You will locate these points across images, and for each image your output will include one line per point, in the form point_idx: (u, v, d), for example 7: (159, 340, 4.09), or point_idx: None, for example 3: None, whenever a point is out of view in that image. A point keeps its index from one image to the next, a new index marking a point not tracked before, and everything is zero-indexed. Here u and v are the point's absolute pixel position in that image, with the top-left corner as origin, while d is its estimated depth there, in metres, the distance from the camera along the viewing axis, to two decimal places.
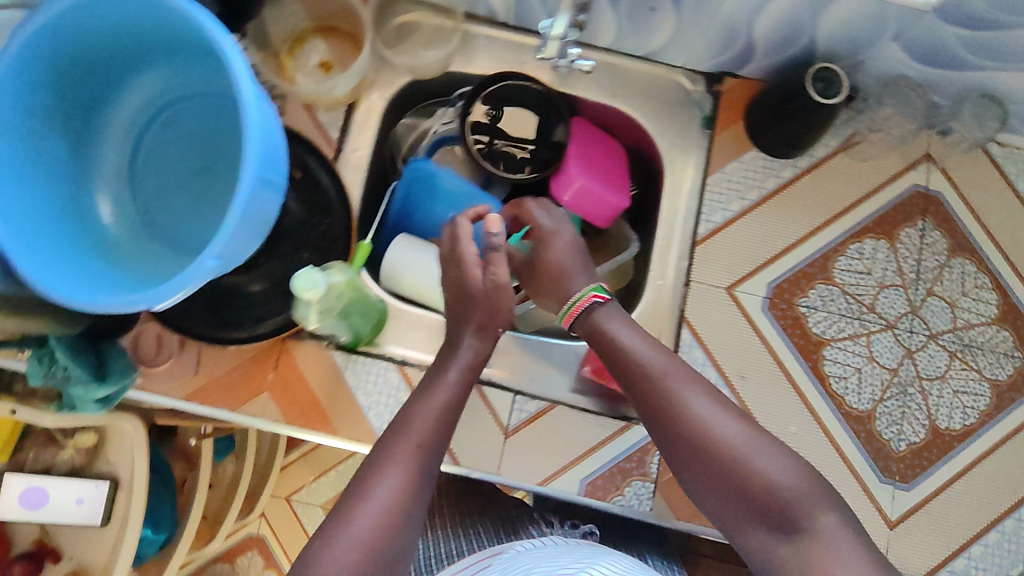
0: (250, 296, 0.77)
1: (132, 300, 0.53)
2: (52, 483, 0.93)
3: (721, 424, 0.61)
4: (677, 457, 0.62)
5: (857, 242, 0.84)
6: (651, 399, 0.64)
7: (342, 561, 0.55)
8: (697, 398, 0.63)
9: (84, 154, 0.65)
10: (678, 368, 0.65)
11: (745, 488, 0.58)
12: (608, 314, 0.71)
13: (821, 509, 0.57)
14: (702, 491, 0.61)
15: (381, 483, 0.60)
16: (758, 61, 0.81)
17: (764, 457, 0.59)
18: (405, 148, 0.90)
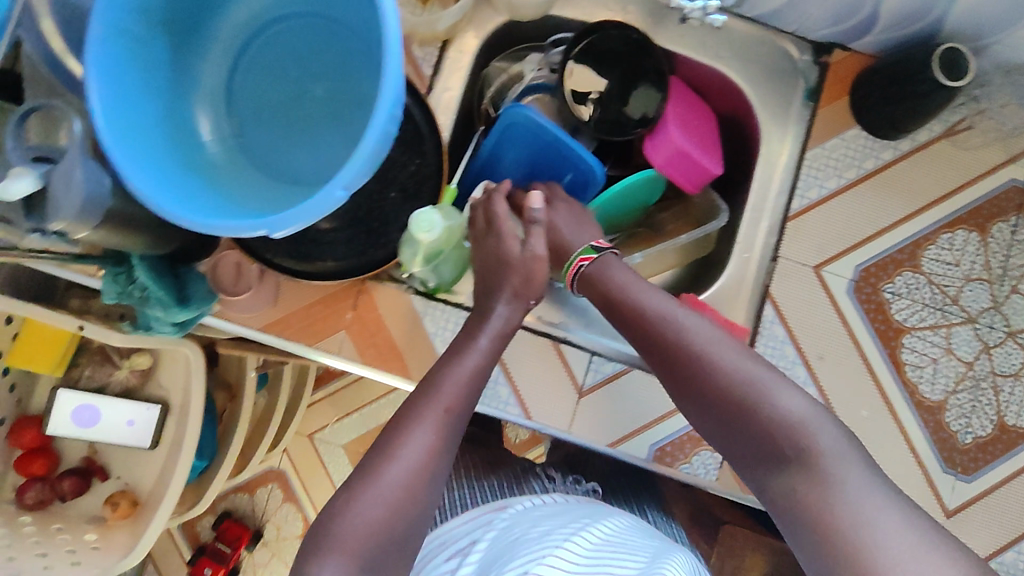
0: (323, 236, 0.74)
1: (251, 225, 0.52)
2: (103, 403, 0.92)
3: (717, 354, 0.61)
4: (679, 391, 0.63)
5: (949, 233, 0.82)
6: (652, 336, 0.65)
7: (372, 514, 0.55)
8: (694, 331, 0.63)
9: (184, 68, 0.63)
10: (674, 305, 0.66)
11: (742, 417, 0.58)
12: (612, 261, 0.71)
13: (820, 432, 0.55)
14: (705, 424, 0.62)
15: (410, 438, 0.59)
16: (876, 34, 0.78)
17: (758, 384, 0.58)
18: (493, 89, 0.86)
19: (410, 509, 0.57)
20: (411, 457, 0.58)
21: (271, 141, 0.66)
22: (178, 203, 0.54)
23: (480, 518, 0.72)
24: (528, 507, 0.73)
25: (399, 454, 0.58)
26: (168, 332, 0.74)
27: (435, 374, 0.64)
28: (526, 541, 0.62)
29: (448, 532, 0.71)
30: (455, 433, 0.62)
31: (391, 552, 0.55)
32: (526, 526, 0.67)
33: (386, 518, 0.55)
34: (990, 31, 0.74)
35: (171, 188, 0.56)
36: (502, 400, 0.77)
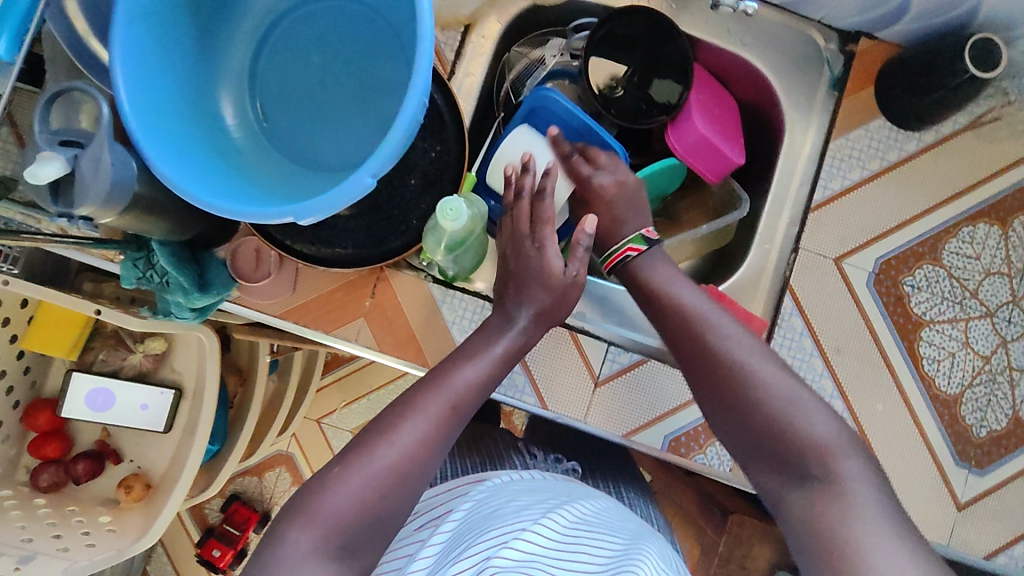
0: (340, 221, 0.73)
1: (278, 211, 0.51)
2: (117, 386, 0.92)
3: (753, 365, 0.60)
4: (705, 395, 0.62)
5: (970, 226, 0.81)
6: (684, 336, 0.64)
7: (354, 495, 0.54)
8: (731, 338, 0.62)
9: (211, 52, 0.62)
10: (714, 309, 0.64)
11: (768, 430, 0.58)
12: (654, 255, 0.70)
13: (846, 457, 0.55)
14: (725, 431, 0.61)
15: (403, 427, 0.57)
16: (906, 23, 0.77)
17: (791, 403, 0.58)
18: (515, 74, 0.83)
19: (400, 497, 0.56)
20: (405, 444, 0.56)
21: (295, 126, 0.65)
22: (201, 188, 0.53)
23: (456, 489, 0.71)
24: (507, 481, 0.72)
25: (390, 440, 0.56)
26: (188, 318, 0.73)
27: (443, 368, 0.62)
28: (498, 515, 0.61)
29: (424, 506, 0.71)
30: (456, 429, 0.60)
31: (366, 535, 0.54)
32: (502, 498, 0.66)
33: (372, 502, 0.54)
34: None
35: (194, 173, 0.55)
36: (519, 388, 0.76)
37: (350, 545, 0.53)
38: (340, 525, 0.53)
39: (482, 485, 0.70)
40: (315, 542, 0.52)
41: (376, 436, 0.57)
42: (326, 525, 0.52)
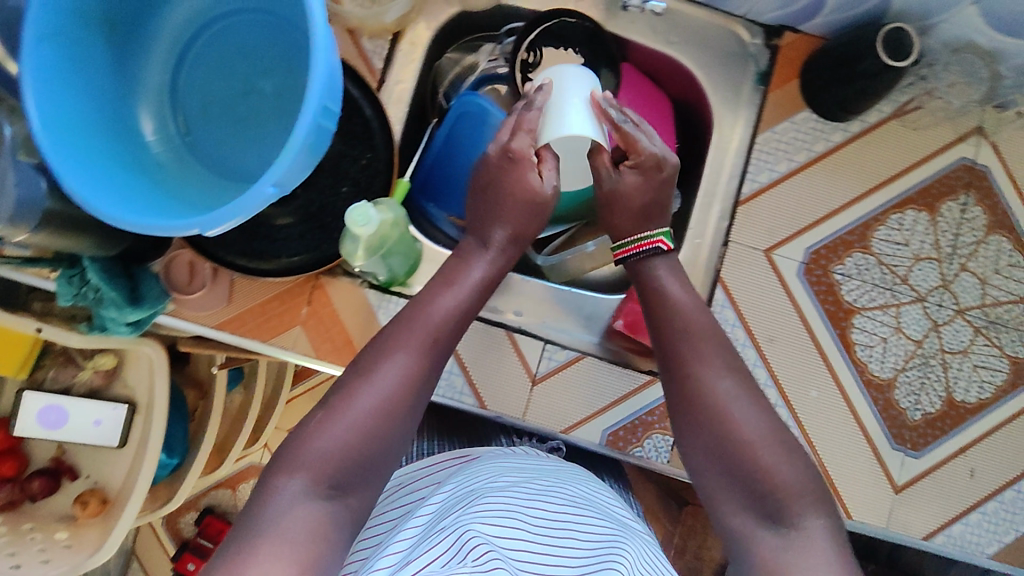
0: (276, 231, 0.74)
1: (186, 224, 0.52)
2: (69, 402, 0.93)
3: (735, 410, 0.62)
4: (687, 423, 0.64)
5: (898, 213, 0.83)
6: (675, 374, 0.66)
7: (342, 434, 0.57)
8: (725, 376, 0.64)
9: (126, 69, 0.62)
10: (715, 345, 0.66)
11: (745, 469, 0.59)
12: (664, 271, 0.72)
13: (811, 510, 0.57)
14: (699, 458, 0.62)
15: (389, 363, 0.62)
16: (825, 15, 0.78)
17: (771, 449, 0.60)
18: (447, 83, 0.85)
19: (383, 432, 0.59)
20: (387, 381, 0.60)
21: (218, 139, 0.66)
22: (114, 203, 0.54)
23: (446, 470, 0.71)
24: (495, 457, 0.74)
25: (377, 379, 0.61)
26: (124, 332, 0.74)
27: (418, 302, 0.68)
28: (479, 489, 0.63)
29: (415, 482, 0.71)
30: (436, 363, 0.65)
31: (356, 469, 0.57)
32: (487, 474, 0.67)
33: (358, 439, 0.58)
34: (938, 9, 0.73)
35: (110, 188, 0.55)
36: (457, 389, 0.77)
37: (343, 485, 0.56)
38: (328, 463, 0.56)
39: (470, 463, 0.72)
40: (306, 485, 0.54)
41: (360, 378, 0.61)
42: (317, 467, 0.55)
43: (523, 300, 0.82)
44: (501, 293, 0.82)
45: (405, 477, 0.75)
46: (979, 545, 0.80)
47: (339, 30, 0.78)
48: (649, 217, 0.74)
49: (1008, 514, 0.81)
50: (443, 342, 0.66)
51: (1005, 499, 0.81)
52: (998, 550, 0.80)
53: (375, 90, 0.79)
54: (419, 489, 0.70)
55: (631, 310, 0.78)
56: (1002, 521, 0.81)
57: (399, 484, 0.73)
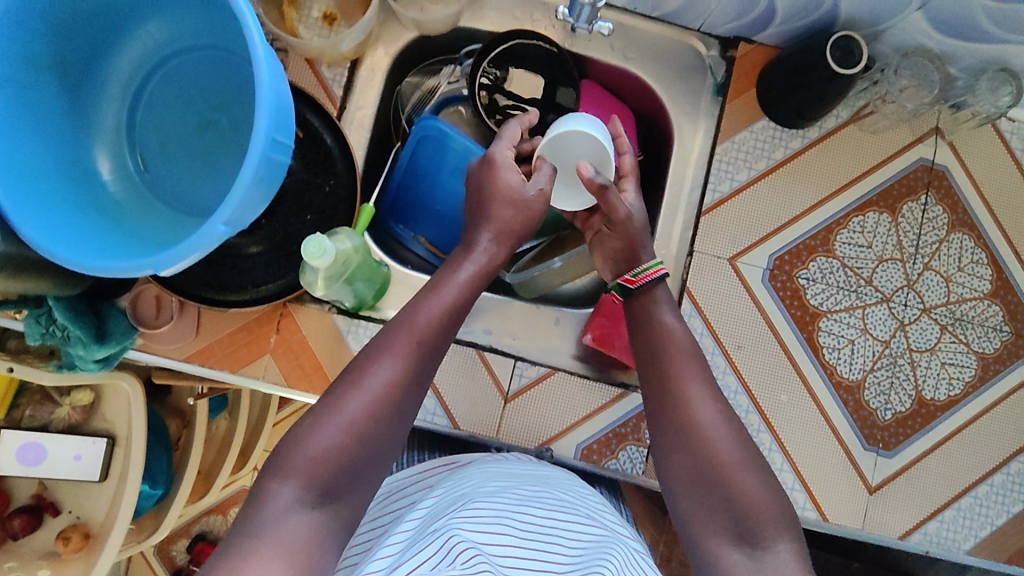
0: (247, 259, 0.75)
1: (138, 265, 0.52)
2: (49, 440, 0.93)
3: (714, 435, 0.62)
4: (668, 448, 0.64)
5: (859, 216, 0.84)
6: (659, 398, 0.66)
7: (331, 440, 0.55)
8: (707, 402, 0.64)
9: (82, 112, 0.63)
10: (698, 370, 0.67)
11: (723, 493, 0.60)
12: (663, 300, 0.72)
13: (782, 534, 0.58)
14: (677, 481, 0.63)
15: (378, 368, 0.59)
16: (777, 26, 0.79)
17: (749, 474, 0.60)
18: (409, 108, 0.87)
19: (372, 441, 0.56)
20: (375, 388, 0.58)
21: (178, 177, 0.67)
22: (71, 245, 0.54)
23: (432, 475, 0.70)
24: (487, 462, 0.72)
25: (364, 385, 0.58)
26: (93, 369, 0.74)
27: (406, 308, 0.64)
28: (469, 495, 0.61)
29: (401, 489, 0.70)
30: (426, 366, 0.62)
31: (345, 477, 0.55)
32: (475, 479, 0.66)
33: (346, 446, 0.55)
34: (885, 17, 0.74)
35: (65, 230, 0.55)
36: (429, 411, 0.78)
37: (333, 491, 0.54)
38: (316, 470, 0.54)
39: (460, 468, 0.70)
40: (296, 494, 0.53)
41: (348, 384, 0.58)
42: (304, 474, 0.53)
43: (493, 318, 0.82)
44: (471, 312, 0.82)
45: (395, 482, 0.72)
46: (955, 541, 0.81)
47: (297, 60, 0.78)
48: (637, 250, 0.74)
49: (983, 509, 0.82)
50: (432, 345, 0.62)
51: (979, 494, 0.82)
52: (973, 545, 0.81)
53: (337, 117, 0.79)
54: (408, 494, 0.68)
55: (598, 324, 0.78)
56: (977, 517, 0.82)
57: (389, 490, 0.71)
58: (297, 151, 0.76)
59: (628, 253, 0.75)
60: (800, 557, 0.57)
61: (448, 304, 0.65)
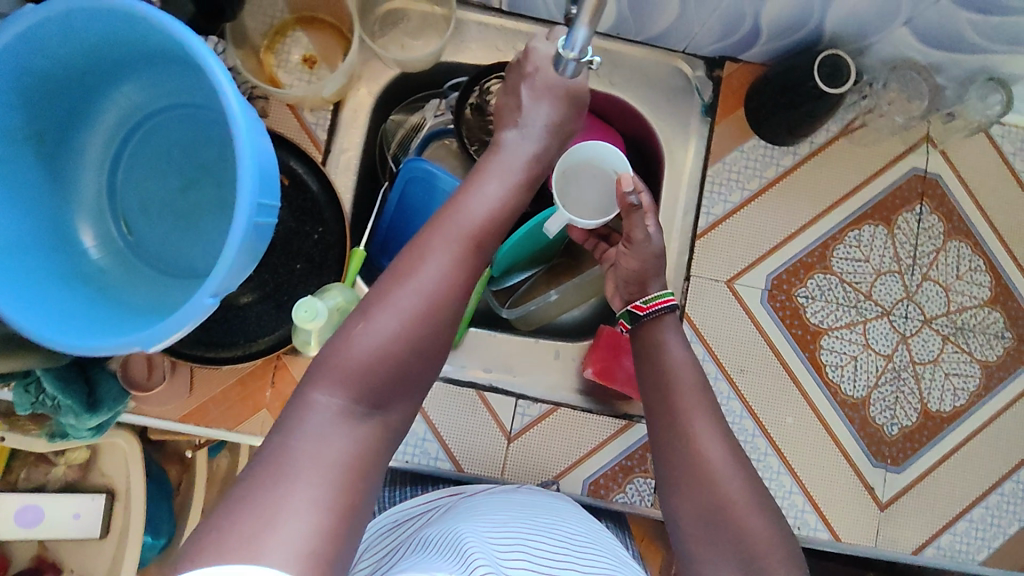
0: (243, 310, 0.73)
1: (125, 343, 0.51)
2: (46, 500, 0.92)
3: (721, 467, 0.59)
4: (672, 482, 0.61)
5: (856, 229, 0.83)
6: (662, 427, 0.63)
7: (381, 339, 0.52)
8: (714, 436, 0.61)
9: (61, 180, 0.62)
10: (706, 402, 0.64)
11: (731, 532, 0.56)
12: (667, 331, 0.70)
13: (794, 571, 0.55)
14: (683, 519, 0.59)
15: (429, 264, 0.56)
16: (761, 45, 0.78)
17: (756, 512, 0.57)
18: (395, 145, 0.85)
19: (424, 344, 0.54)
20: (426, 286, 0.55)
21: (162, 239, 0.66)
22: (54, 320, 0.53)
23: (436, 502, 0.68)
24: (496, 493, 0.69)
25: (417, 282, 0.55)
26: (85, 435, 0.72)
27: (452, 204, 0.61)
28: (479, 521, 0.59)
29: (403, 513, 0.67)
30: (478, 265, 0.59)
31: (396, 380, 0.52)
32: (481, 506, 0.63)
33: (400, 347, 0.53)
34: (872, 31, 0.73)
35: (46, 306, 0.54)
36: (432, 455, 0.77)
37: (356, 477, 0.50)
38: (369, 369, 0.51)
39: (466, 497, 0.68)
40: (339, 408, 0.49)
41: (398, 279, 0.55)
42: (356, 381, 0.50)
43: (491, 356, 0.81)
44: (468, 352, 0.81)
45: (396, 513, 0.67)
46: (968, 553, 0.80)
47: (278, 106, 0.77)
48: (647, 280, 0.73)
49: (994, 519, 0.81)
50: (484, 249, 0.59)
51: (990, 504, 0.81)
52: (987, 556, 0.80)
53: (322, 161, 0.78)
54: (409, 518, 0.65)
55: (600, 357, 0.77)
56: (989, 526, 0.81)
57: (390, 520, 0.65)
58: (283, 199, 0.75)
59: (638, 279, 0.73)
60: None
61: (496, 202, 0.62)
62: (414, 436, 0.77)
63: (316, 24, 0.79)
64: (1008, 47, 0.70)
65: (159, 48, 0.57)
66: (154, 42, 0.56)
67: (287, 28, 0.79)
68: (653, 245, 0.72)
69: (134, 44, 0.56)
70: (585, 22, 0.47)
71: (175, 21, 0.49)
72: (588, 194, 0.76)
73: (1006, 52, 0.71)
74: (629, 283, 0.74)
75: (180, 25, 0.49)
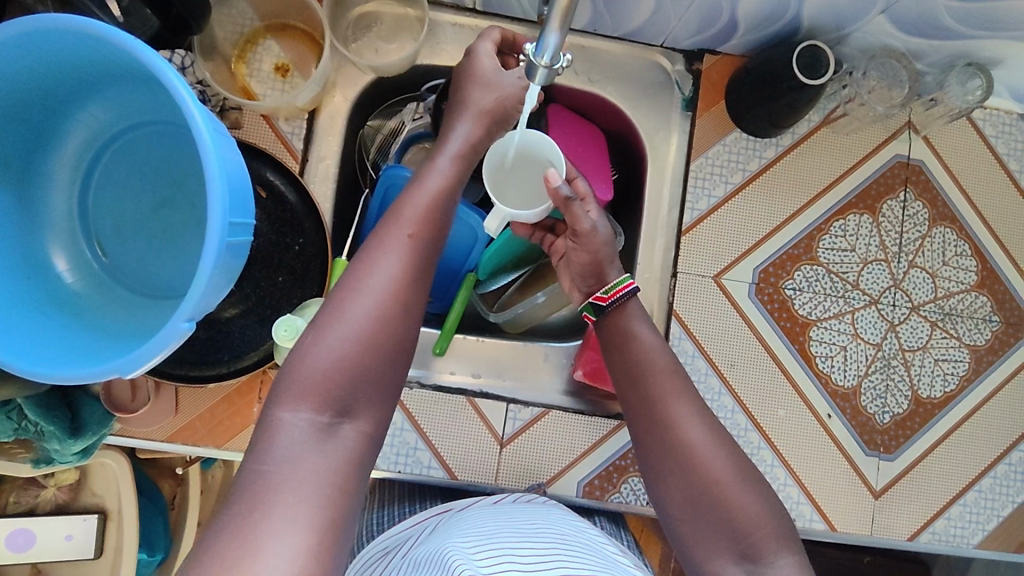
0: (226, 324, 0.72)
1: (101, 371, 0.50)
2: (38, 523, 0.91)
3: (709, 462, 0.58)
4: (653, 464, 0.60)
5: (840, 220, 0.83)
6: (644, 429, 0.61)
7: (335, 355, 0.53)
8: (692, 418, 0.60)
9: (29, 204, 0.61)
10: (682, 386, 0.62)
11: (719, 512, 0.57)
12: (636, 316, 0.67)
13: (783, 549, 0.55)
14: (671, 503, 0.59)
15: (375, 267, 0.56)
16: (740, 37, 0.77)
17: (742, 488, 0.57)
18: (373, 152, 0.84)
19: (382, 345, 0.54)
20: (375, 289, 0.55)
21: (138, 259, 0.65)
22: (24, 346, 0.52)
23: (425, 522, 0.68)
24: (486, 505, 0.69)
25: (367, 286, 0.55)
26: (71, 460, 0.72)
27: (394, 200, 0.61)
28: (468, 535, 0.59)
29: (393, 539, 0.67)
30: (427, 262, 0.59)
31: (359, 388, 0.53)
32: (470, 521, 0.63)
33: (358, 354, 0.53)
34: (849, 22, 0.72)
35: (17, 333, 0.53)
36: (424, 464, 0.76)
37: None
38: (328, 375, 0.52)
39: (454, 513, 0.67)
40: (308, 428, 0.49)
41: (348, 285, 0.55)
42: (316, 393, 0.51)
43: (480, 361, 0.81)
44: (456, 358, 0.81)
45: (389, 538, 0.68)
46: (963, 537, 0.81)
47: (252, 116, 0.76)
48: (600, 272, 0.70)
49: (988, 501, 0.81)
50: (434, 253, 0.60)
51: (983, 487, 0.82)
52: (982, 539, 0.81)
53: (299, 171, 0.77)
54: (398, 543, 0.66)
55: (589, 359, 0.76)
56: (983, 509, 0.81)
57: (382, 547, 0.67)
58: (261, 212, 0.73)
59: (594, 270, 0.71)
60: (802, 566, 0.55)
61: (440, 200, 0.62)
62: (405, 446, 0.76)
63: (287, 31, 0.78)
64: (986, 32, 0.70)
65: (125, 67, 0.56)
66: (119, 60, 0.55)
67: (258, 35, 0.77)
68: (599, 235, 0.69)
69: (94, 65, 0.55)
70: (557, 26, 0.46)
71: (128, 36, 0.48)
72: (525, 189, 0.75)
73: (985, 36, 0.71)
74: (586, 276, 0.72)
75: (142, 43, 0.48)
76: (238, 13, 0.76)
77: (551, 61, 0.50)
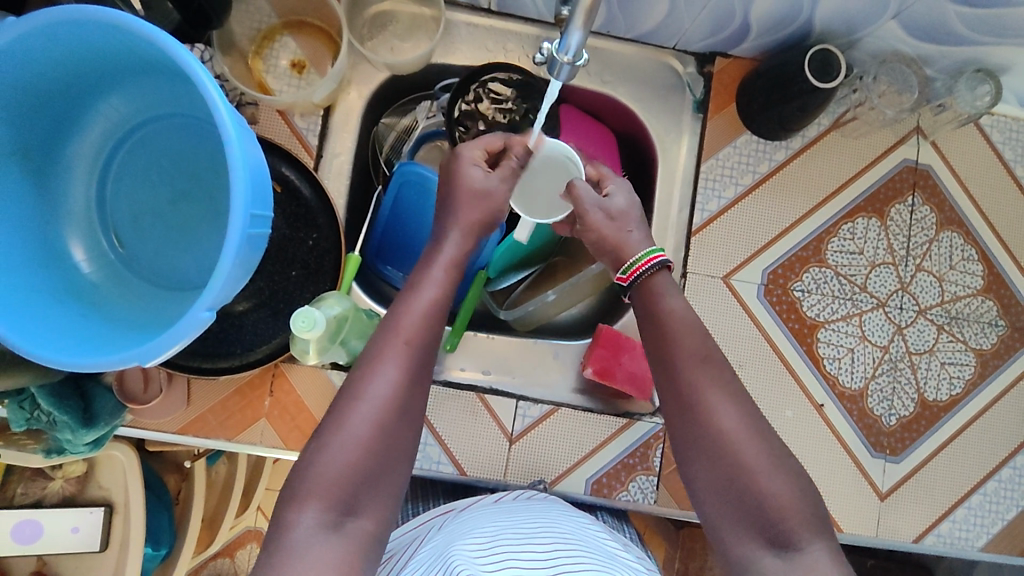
0: (239, 318, 0.73)
1: (120, 360, 0.50)
2: (45, 515, 0.92)
3: (743, 443, 0.57)
4: (686, 448, 0.60)
5: (849, 222, 0.83)
6: (679, 412, 0.61)
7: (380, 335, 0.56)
8: (726, 403, 0.59)
9: (49, 194, 0.62)
10: (714, 372, 0.61)
11: (750, 496, 0.56)
12: (665, 287, 0.66)
13: (803, 537, 0.54)
14: (702, 486, 0.59)
15: (366, 368, 0.56)
16: (752, 40, 0.78)
17: (775, 472, 0.56)
18: (387, 149, 0.85)
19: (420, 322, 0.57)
20: (376, 403, 0.55)
21: (155, 251, 0.66)
22: (44, 334, 0.53)
23: (429, 523, 0.68)
24: (486, 504, 0.69)
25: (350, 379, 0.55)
26: (82, 451, 0.72)
27: None
28: (474, 536, 0.59)
29: (398, 543, 0.68)
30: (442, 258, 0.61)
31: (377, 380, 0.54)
32: (474, 521, 0.63)
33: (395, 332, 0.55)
34: (860, 26, 0.73)
35: (36, 320, 0.53)
36: (434, 460, 0.76)
37: (339, 493, 0.52)
38: (325, 477, 0.52)
39: (459, 513, 0.68)
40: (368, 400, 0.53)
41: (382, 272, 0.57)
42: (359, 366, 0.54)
43: (489, 359, 0.81)
44: (465, 356, 0.81)
45: (394, 541, 0.69)
46: (968, 540, 0.81)
47: (268, 112, 0.76)
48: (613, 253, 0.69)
49: (993, 505, 0.82)
50: None
51: (987, 491, 0.82)
52: (987, 542, 0.81)
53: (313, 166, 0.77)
54: (405, 544, 0.66)
55: (599, 358, 0.77)
56: (988, 513, 0.82)
57: (389, 549, 0.68)
58: (275, 206, 0.74)
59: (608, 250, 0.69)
60: (835, 552, 0.54)
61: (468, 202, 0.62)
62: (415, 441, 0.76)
63: (303, 28, 0.79)
64: (996, 39, 0.71)
65: (148, 60, 0.57)
66: (143, 53, 0.55)
67: (275, 32, 0.78)
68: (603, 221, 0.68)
69: (117, 57, 0.56)
70: (580, 25, 0.47)
71: (159, 31, 0.49)
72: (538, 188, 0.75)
73: (995, 42, 0.72)
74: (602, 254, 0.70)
75: (168, 36, 0.49)
76: (256, 9, 0.77)
77: (571, 58, 0.50)
